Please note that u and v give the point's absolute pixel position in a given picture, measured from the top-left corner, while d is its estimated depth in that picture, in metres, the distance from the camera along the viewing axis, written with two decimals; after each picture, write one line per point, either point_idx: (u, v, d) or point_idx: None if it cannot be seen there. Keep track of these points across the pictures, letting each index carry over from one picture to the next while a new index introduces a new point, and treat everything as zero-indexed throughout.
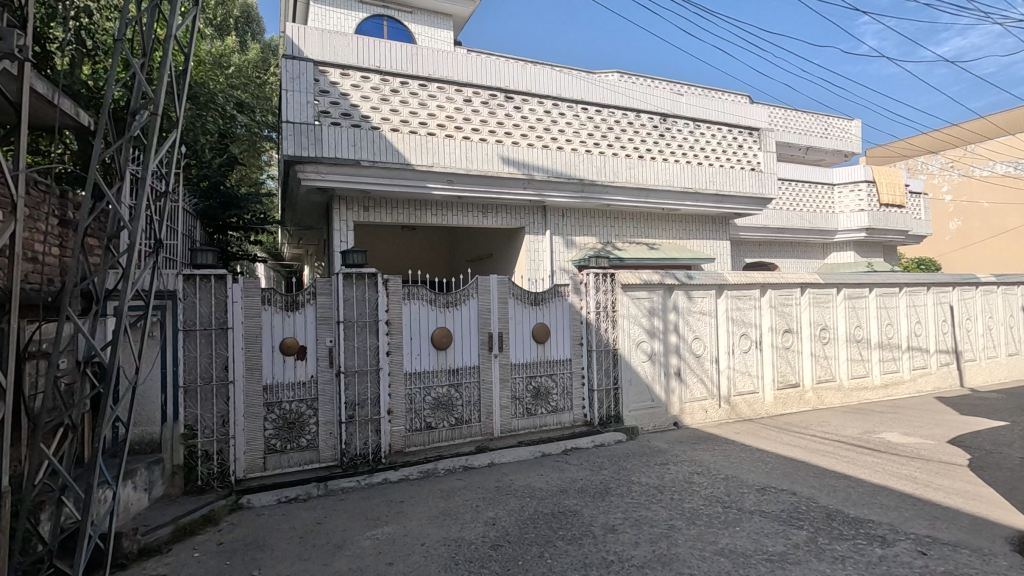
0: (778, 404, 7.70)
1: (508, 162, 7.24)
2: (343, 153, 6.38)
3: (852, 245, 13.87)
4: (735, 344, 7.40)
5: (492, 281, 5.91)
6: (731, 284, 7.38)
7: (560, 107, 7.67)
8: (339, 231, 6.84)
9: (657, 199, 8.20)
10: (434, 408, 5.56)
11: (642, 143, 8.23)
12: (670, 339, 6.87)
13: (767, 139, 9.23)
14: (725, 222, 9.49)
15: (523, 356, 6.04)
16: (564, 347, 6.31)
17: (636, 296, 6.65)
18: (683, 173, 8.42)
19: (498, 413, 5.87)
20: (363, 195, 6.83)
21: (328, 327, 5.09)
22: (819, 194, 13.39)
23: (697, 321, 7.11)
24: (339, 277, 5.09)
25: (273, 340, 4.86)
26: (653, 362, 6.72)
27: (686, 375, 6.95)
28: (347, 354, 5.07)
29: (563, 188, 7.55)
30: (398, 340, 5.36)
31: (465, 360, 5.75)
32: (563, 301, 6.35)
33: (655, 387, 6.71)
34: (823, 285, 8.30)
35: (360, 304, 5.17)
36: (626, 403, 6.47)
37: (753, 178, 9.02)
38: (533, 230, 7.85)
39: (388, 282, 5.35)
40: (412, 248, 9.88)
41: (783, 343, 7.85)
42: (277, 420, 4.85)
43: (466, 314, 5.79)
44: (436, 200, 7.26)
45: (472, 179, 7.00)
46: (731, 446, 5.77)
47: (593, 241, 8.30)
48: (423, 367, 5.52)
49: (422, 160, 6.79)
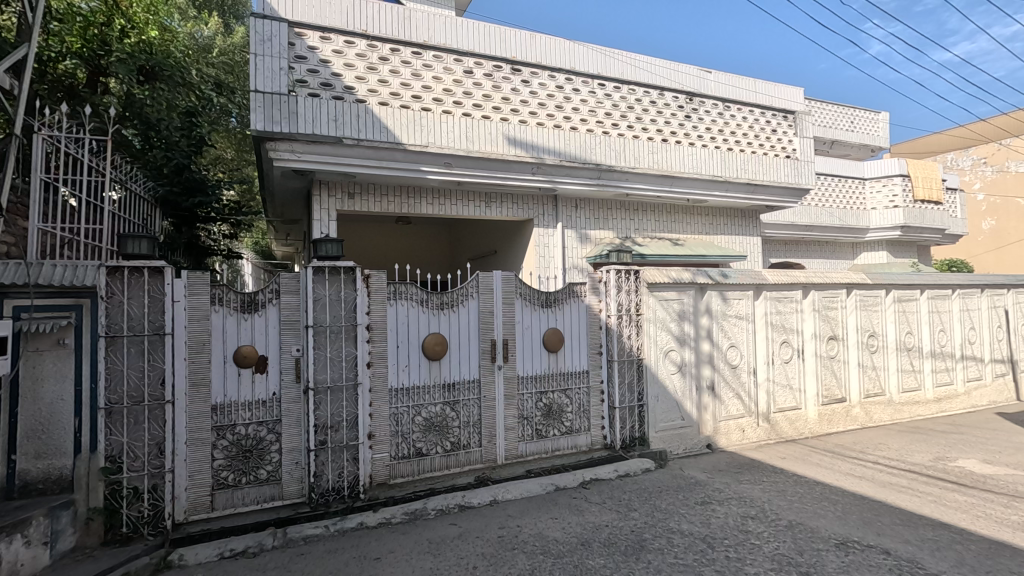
0: (823, 422, 6.72)
1: (514, 143, 6.32)
2: (323, 129, 5.48)
3: (885, 245, 12.88)
4: (774, 353, 6.45)
5: (497, 278, 4.98)
6: (770, 284, 6.43)
7: (573, 82, 6.76)
8: (320, 221, 5.98)
9: (682, 189, 7.27)
10: (425, 431, 4.62)
11: (666, 126, 7.29)
12: (702, 347, 5.93)
13: (804, 123, 8.26)
14: (755, 217, 8.53)
15: (532, 367, 5.11)
16: (579, 357, 5.37)
17: (664, 297, 5.71)
18: (712, 159, 7.48)
19: (503, 436, 4.92)
20: (349, 179, 5.93)
21: (293, 332, 4.18)
22: (850, 188, 12.39)
23: (732, 327, 6.16)
24: (307, 271, 4.15)
25: (226, 348, 3.99)
26: (683, 374, 5.78)
27: (721, 389, 6.01)
28: (316, 366, 4.14)
29: (577, 174, 6.62)
30: (381, 348, 4.46)
31: (464, 373, 4.81)
32: (578, 302, 5.41)
33: (685, 403, 5.76)
34: (871, 286, 7.32)
35: (334, 306, 4.24)
36: (652, 423, 5.51)
37: (789, 167, 8.06)
38: (542, 223, 6.93)
39: (369, 278, 4.43)
40: (405, 244, 8.99)
41: (827, 352, 6.88)
42: (229, 447, 3.94)
43: (465, 319, 4.86)
44: (432, 187, 6.35)
45: (473, 161, 6.08)
46: (783, 476, 4.81)
47: (610, 236, 7.39)
48: (413, 381, 4.60)
49: (416, 139, 5.87)
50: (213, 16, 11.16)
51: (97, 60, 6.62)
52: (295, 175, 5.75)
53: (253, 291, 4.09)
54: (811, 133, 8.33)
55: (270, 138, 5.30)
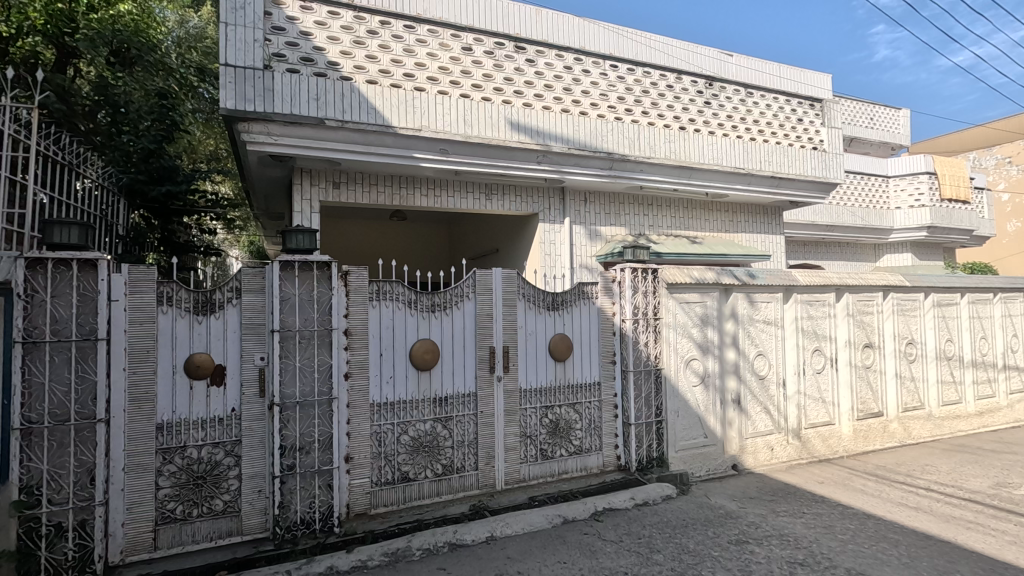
0: (859, 438, 6.07)
1: (518, 128, 5.71)
2: (301, 108, 4.89)
3: (909, 246, 12.22)
4: (806, 363, 5.81)
5: (497, 276, 4.36)
6: (801, 285, 5.78)
7: (583, 63, 6.16)
8: (301, 213, 5.39)
9: (701, 182, 6.65)
10: (413, 452, 4.00)
11: (684, 112, 6.67)
12: (727, 356, 5.31)
13: (833, 112, 7.61)
14: (778, 214, 7.90)
15: (536, 379, 4.49)
16: (590, 367, 4.75)
17: (685, 299, 5.08)
18: (733, 150, 6.85)
19: (502, 458, 4.29)
20: (333, 165, 5.33)
21: (257, 337, 3.57)
22: (874, 186, 11.73)
23: (760, 334, 5.53)
24: (273, 266, 3.54)
25: (176, 357, 3.39)
26: (705, 387, 5.16)
27: (747, 403, 5.38)
28: (283, 378, 3.53)
29: (587, 164, 6.01)
30: (362, 356, 3.85)
31: (458, 385, 4.19)
32: (589, 304, 4.79)
33: (708, 418, 5.13)
34: (909, 289, 6.66)
35: (305, 308, 3.63)
36: (672, 442, 4.89)
37: (816, 159, 7.42)
38: (548, 218, 6.32)
39: (347, 275, 3.82)
40: (399, 241, 8.40)
41: (862, 361, 6.23)
42: (177, 474, 3.34)
43: (460, 324, 4.24)
44: (427, 176, 5.75)
45: (471, 148, 5.48)
46: (825, 506, 4.16)
47: (622, 233, 6.78)
48: (399, 395, 3.99)
49: (407, 122, 5.27)
50: (205, 5, 10.64)
51: (63, 38, 6.12)
52: (274, 160, 5.16)
53: (209, 291, 3.47)
54: (840, 123, 7.68)
55: (242, 118, 4.72)
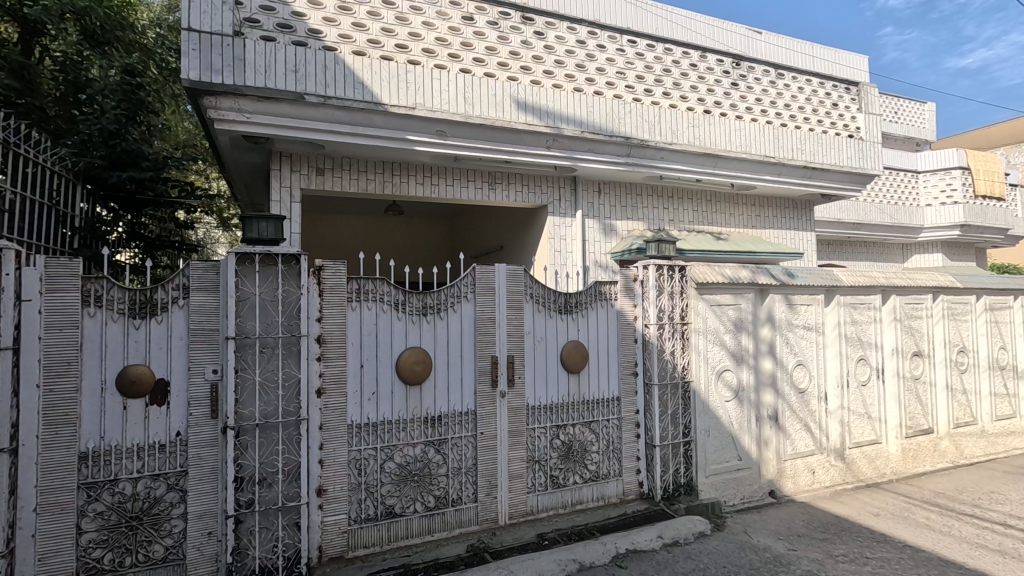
0: (908, 459, 5.40)
1: (525, 108, 5.08)
2: (278, 81, 4.28)
3: (940, 246, 11.51)
4: (850, 373, 5.13)
5: (500, 274, 3.71)
6: (845, 286, 5.10)
7: (598, 37, 5.52)
8: (279, 202, 4.77)
9: (727, 171, 5.99)
10: (400, 482, 3.37)
11: (709, 94, 6.02)
12: (763, 366, 4.65)
13: (871, 97, 6.93)
14: (809, 208, 7.22)
15: (546, 395, 3.85)
16: (608, 380, 4.10)
17: (717, 302, 4.43)
18: (763, 136, 6.19)
19: (507, 488, 3.65)
20: (315, 148, 4.72)
21: (209, 346, 2.94)
22: (903, 182, 11.03)
23: (800, 341, 4.87)
24: (228, 258, 2.91)
25: (106, 369, 2.76)
26: (739, 402, 4.50)
27: (786, 420, 4.71)
28: (238, 396, 2.91)
29: (601, 150, 5.38)
30: (338, 369, 3.21)
31: (454, 403, 3.55)
32: (606, 307, 4.15)
33: (742, 438, 4.47)
34: (960, 291, 5.98)
35: (267, 310, 3.00)
36: (702, 466, 4.25)
37: (853, 148, 6.74)
38: (558, 210, 5.70)
39: (321, 271, 3.19)
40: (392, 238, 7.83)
41: (911, 372, 5.55)
42: (106, 514, 2.72)
43: (456, 330, 3.59)
44: (422, 162, 5.12)
45: (472, 130, 4.85)
46: (890, 548, 3.51)
47: (640, 228, 6.13)
48: (383, 414, 3.35)
49: (399, 100, 4.64)
50: None
51: (23, 12, 5.41)
52: (249, 142, 4.55)
53: (149, 290, 2.85)
54: (879, 108, 7.00)
55: (208, 92, 4.10)
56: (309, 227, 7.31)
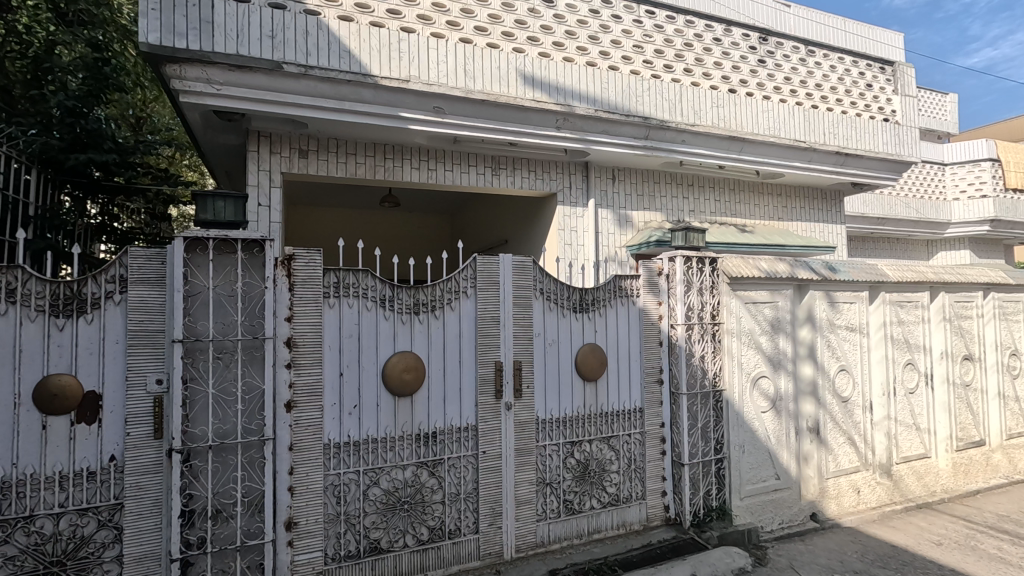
0: (959, 475, 4.84)
1: (533, 83, 4.55)
2: (251, 49, 3.78)
3: (968, 242, 10.93)
4: (897, 380, 4.59)
5: (505, 265, 3.18)
6: (891, 282, 4.55)
7: (613, 6, 4.99)
8: (257, 187, 4.25)
9: (754, 157, 5.44)
10: (386, 511, 2.84)
11: (734, 71, 5.48)
12: (803, 371, 4.11)
13: (907, 77, 6.38)
14: (839, 199, 6.67)
15: (558, 407, 3.32)
16: (630, 388, 3.57)
17: (752, 299, 3.90)
18: (793, 118, 5.64)
19: (513, 516, 3.12)
20: (297, 127, 4.20)
21: (152, 351, 2.40)
22: (929, 174, 10.47)
23: (842, 344, 4.32)
24: (175, 245, 2.38)
25: (21, 382, 2.23)
26: (777, 413, 3.96)
27: (829, 433, 4.17)
28: (187, 412, 2.38)
29: (617, 132, 4.84)
30: (311, 378, 2.69)
31: (451, 418, 3.01)
32: (627, 304, 3.62)
33: (780, 454, 3.94)
34: (1012, 289, 5.41)
35: (224, 307, 2.48)
36: (736, 487, 3.72)
37: (888, 133, 6.19)
38: (569, 199, 5.17)
39: (291, 261, 2.66)
40: (387, 229, 7.42)
41: (961, 377, 4.99)
42: (20, 558, 2.21)
43: (454, 331, 3.05)
44: (418, 144, 4.61)
45: (474, 107, 4.33)
46: None
47: (658, 220, 5.60)
48: (366, 431, 2.82)
49: (391, 72, 4.12)
50: None
51: None
52: (222, 120, 4.03)
53: (75, 283, 2.32)
54: (915, 90, 6.46)
55: (171, 59, 3.59)
56: (295, 220, 6.88)
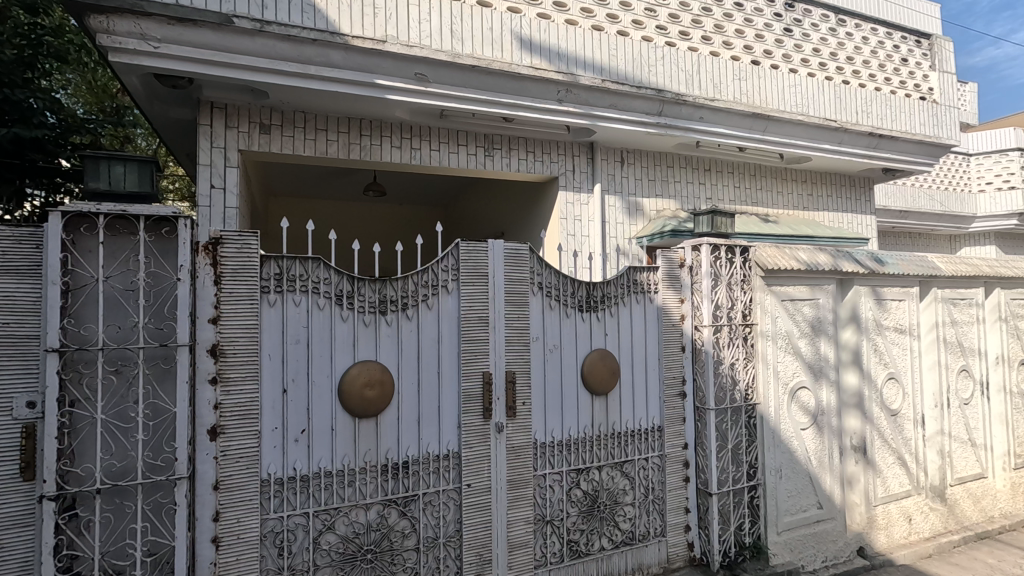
0: (1018, 496, 4.24)
1: (530, 48, 3.96)
2: (196, 1, 3.18)
3: (993, 237, 10.33)
4: (950, 388, 3.98)
5: (496, 254, 2.58)
6: (944, 276, 3.95)
7: None
8: (210, 166, 3.65)
9: (780, 138, 4.84)
10: (344, 563, 2.25)
11: (757, 40, 4.87)
12: (847, 381, 3.51)
13: (945, 52, 5.77)
14: (868, 187, 6.07)
15: (561, 427, 2.73)
16: (647, 402, 2.98)
17: (790, 296, 3.30)
18: (822, 94, 5.05)
19: (506, 564, 2.52)
20: (256, 96, 3.61)
21: (21, 363, 1.80)
22: (953, 165, 9.86)
23: (891, 349, 3.71)
24: (52, 224, 1.78)
25: None
26: (819, 430, 3.36)
27: (876, 452, 3.57)
28: (66, 445, 1.79)
29: (627, 106, 4.24)
30: (245, 397, 2.10)
31: (427, 444, 2.42)
32: (643, 302, 3.03)
33: (823, 479, 3.33)
34: None
35: (121, 307, 1.88)
36: (772, 520, 3.12)
37: (925, 113, 5.59)
38: (572, 183, 4.58)
39: (219, 246, 2.07)
40: (364, 218, 6.99)
41: (1018, 385, 4.39)
42: None
43: (430, 336, 2.46)
44: (398, 119, 4.01)
45: (462, 73, 3.72)
46: None
47: (672, 208, 5.00)
48: (318, 463, 2.23)
49: (364, 31, 3.53)
50: None
51: None
52: (166, 86, 3.43)
53: None
54: (954, 66, 5.85)
55: (96, 9, 2.96)
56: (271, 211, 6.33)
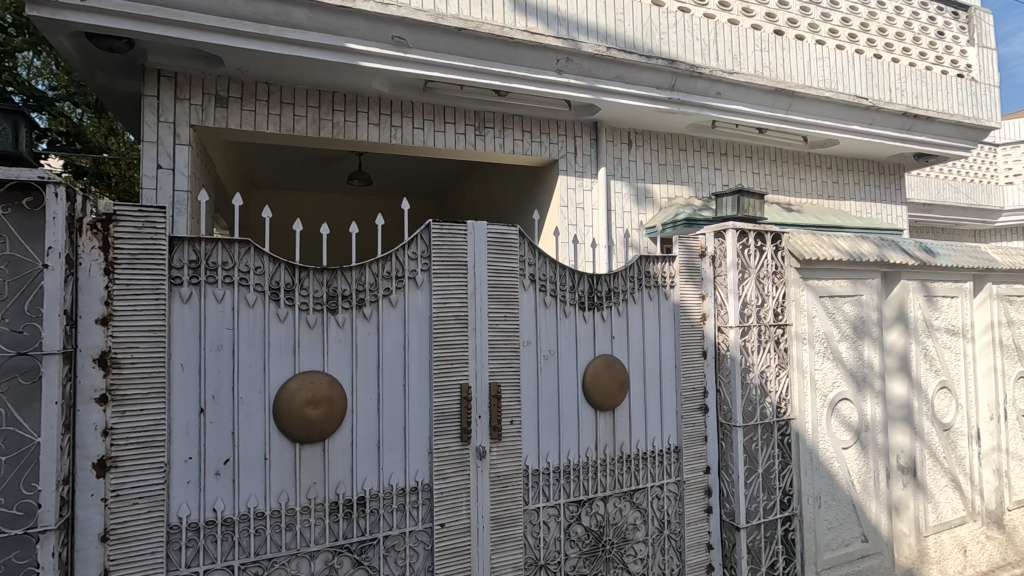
0: None
1: (526, 10, 3.48)
2: None
3: (1021, 232, 9.78)
4: (1008, 398, 3.47)
5: (478, 239, 2.10)
6: (1001, 270, 3.44)
7: None
8: (157, 143, 3.18)
9: (805, 117, 4.34)
10: None
11: (780, 7, 4.37)
12: (895, 391, 3.00)
13: (984, 25, 5.25)
14: (898, 174, 5.56)
15: (559, 450, 2.25)
16: (661, 418, 2.49)
17: (829, 292, 2.80)
18: (851, 69, 4.54)
19: None
20: (209, 63, 3.14)
21: None
22: (980, 156, 9.32)
23: (943, 353, 3.21)
24: None
25: None
26: (863, 449, 2.86)
27: (928, 473, 3.07)
28: None
29: (635, 79, 3.75)
30: (146, 419, 1.63)
31: (389, 475, 1.94)
32: (658, 297, 2.54)
33: (867, 507, 2.84)
34: None
35: None
36: (810, 557, 2.63)
37: (963, 93, 5.08)
38: (573, 167, 4.09)
39: (111, 224, 1.61)
40: (351, 206, 6.61)
41: None
42: None
43: (394, 340, 1.98)
44: (376, 92, 3.54)
45: (447, 37, 3.22)
46: None
47: (685, 195, 4.51)
48: (245, 502, 1.75)
49: None
50: None
51: None
52: (102, 50, 2.95)
53: None
54: (994, 42, 5.33)
55: None
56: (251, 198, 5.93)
